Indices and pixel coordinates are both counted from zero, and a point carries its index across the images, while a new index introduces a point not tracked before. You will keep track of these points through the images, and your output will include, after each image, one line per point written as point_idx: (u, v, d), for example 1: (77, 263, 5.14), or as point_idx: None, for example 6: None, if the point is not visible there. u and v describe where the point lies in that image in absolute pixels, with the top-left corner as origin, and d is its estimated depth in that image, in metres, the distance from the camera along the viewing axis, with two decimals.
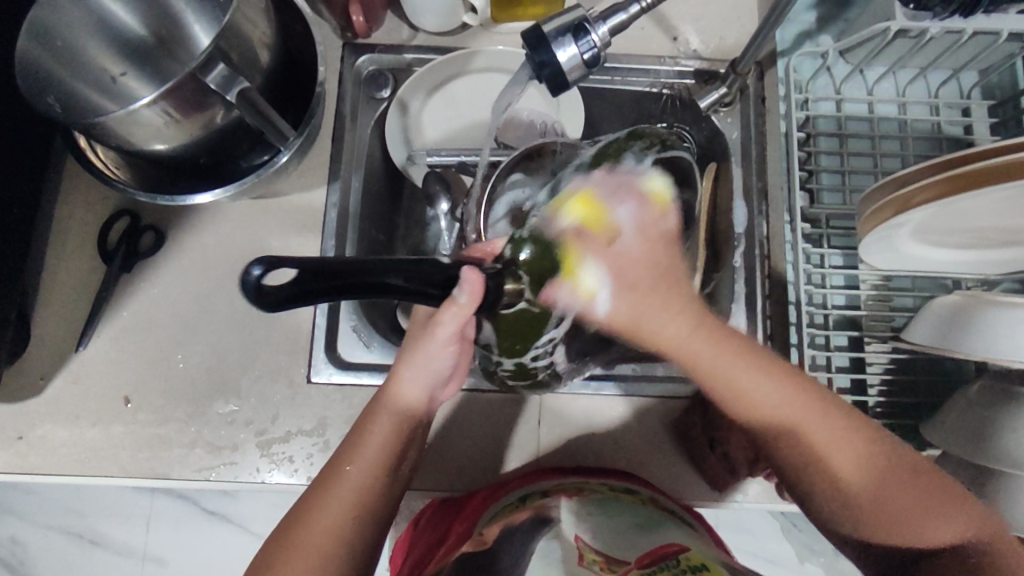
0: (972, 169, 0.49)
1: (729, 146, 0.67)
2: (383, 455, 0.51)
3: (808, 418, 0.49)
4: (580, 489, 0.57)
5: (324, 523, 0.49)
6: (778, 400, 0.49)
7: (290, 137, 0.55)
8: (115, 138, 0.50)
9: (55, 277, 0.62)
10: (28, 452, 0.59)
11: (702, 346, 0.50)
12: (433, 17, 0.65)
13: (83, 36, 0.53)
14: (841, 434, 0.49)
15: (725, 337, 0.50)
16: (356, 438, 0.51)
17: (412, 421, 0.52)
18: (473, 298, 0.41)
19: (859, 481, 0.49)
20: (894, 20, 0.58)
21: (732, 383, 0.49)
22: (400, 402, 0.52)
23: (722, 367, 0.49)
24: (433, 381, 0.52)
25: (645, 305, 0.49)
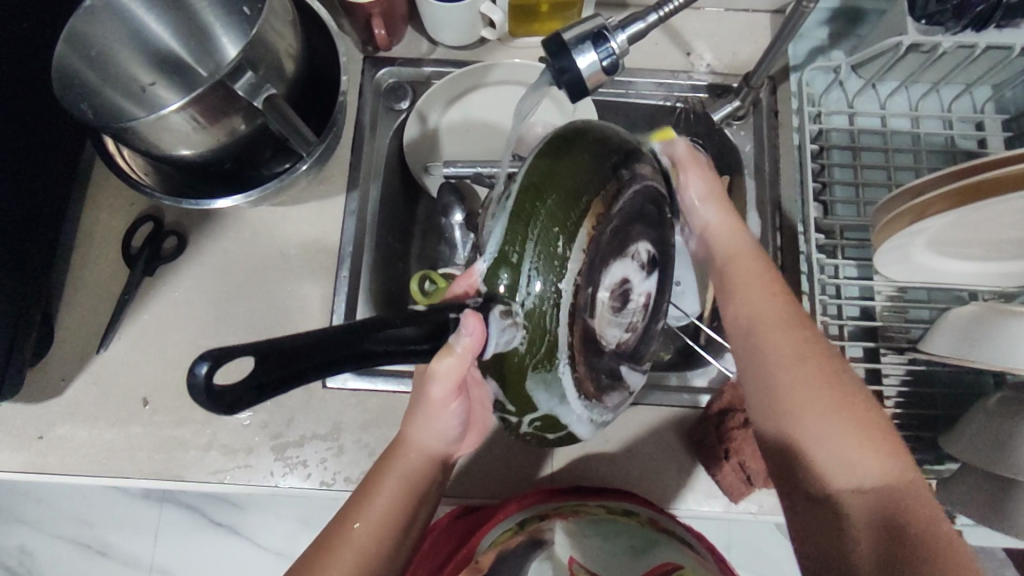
0: (978, 181, 0.50)
1: (742, 159, 0.68)
2: (392, 515, 0.50)
3: (782, 336, 0.49)
4: (576, 512, 0.57)
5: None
6: (785, 352, 0.49)
7: (311, 143, 0.56)
8: (144, 143, 0.51)
9: (79, 280, 0.64)
10: (46, 452, 0.60)
11: (779, 332, 0.50)
12: (453, 32, 0.67)
13: (118, 47, 0.55)
14: (816, 372, 0.47)
15: (802, 325, 0.50)
16: (365, 493, 0.51)
17: (425, 474, 0.52)
18: (475, 346, 0.40)
19: (812, 415, 0.46)
20: (907, 34, 0.59)
21: (764, 364, 0.49)
22: (403, 465, 0.52)
23: (783, 347, 0.49)
24: (442, 441, 0.52)
25: (757, 303, 0.52)
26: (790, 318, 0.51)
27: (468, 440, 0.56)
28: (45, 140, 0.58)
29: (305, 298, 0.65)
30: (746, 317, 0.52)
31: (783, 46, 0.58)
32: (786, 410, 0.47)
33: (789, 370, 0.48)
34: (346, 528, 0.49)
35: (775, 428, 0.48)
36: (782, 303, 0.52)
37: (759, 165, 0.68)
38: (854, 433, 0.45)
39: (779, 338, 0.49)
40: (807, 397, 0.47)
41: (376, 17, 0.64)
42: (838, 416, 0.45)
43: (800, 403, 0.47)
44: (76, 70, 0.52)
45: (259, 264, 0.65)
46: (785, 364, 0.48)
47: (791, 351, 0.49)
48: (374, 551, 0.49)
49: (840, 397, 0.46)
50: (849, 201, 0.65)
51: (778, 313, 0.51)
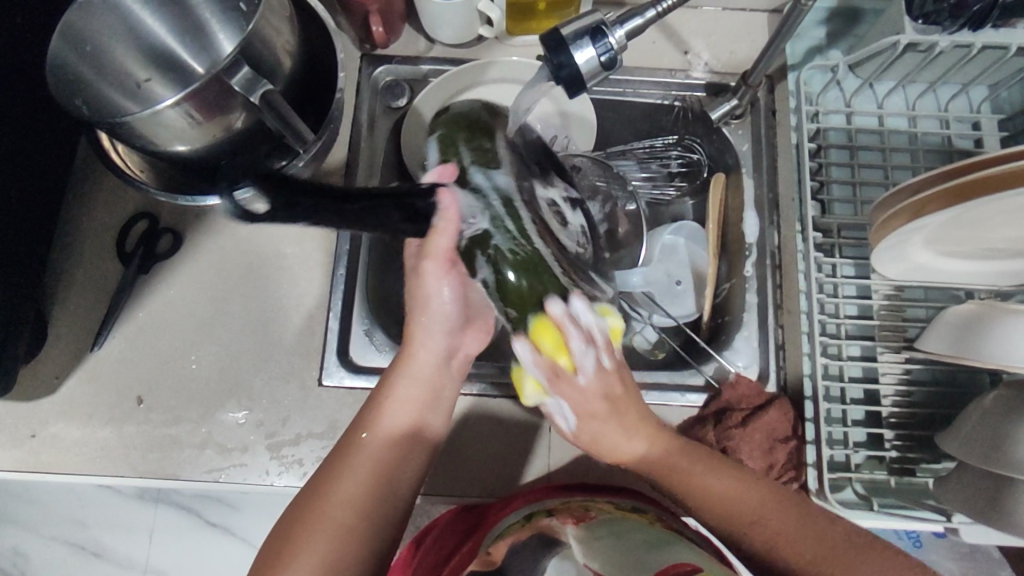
0: (970, 180, 0.50)
1: (740, 158, 0.69)
2: (397, 438, 0.50)
3: (677, 460, 0.51)
4: (586, 509, 0.56)
5: (343, 492, 0.48)
6: (639, 449, 0.50)
7: (309, 140, 0.55)
8: (138, 138, 0.51)
9: (72, 277, 0.63)
10: (39, 450, 0.59)
11: (619, 435, 0.49)
12: (450, 30, 0.66)
13: (113, 41, 0.54)
14: (693, 464, 0.51)
15: (643, 416, 0.50)
16: (376, 401, 0.51)
17: (437, 376, 0.52)
18: (451, 220, 0.45)
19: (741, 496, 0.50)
20: (904, 33, 0.59)
21: (617, 448, 0.50)
22: (401, 379, 0.52)
23: (625, 442, 0.49)
24: (445, 329, 0.52)
25: (602, 428, 0.49)
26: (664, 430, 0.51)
27: (477, 334, 0.56)
28: (40, 138, 0.58)
29: (302, 296, 0.64)
30: (621, 454, 0.50)
31: (781, 46, 0.58)
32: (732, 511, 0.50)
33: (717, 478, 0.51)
34: (358, 439, 0.50)
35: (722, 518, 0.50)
36: (653, 434, 0.51)
37: (757, 165, 0.68)
38: (818, 525, 0.49)
39: (677, 463, 0.50)
40: (732, 500, 0.50)
41: (374, 14, 0.63)
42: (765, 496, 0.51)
43: (721, 501, 0.50)
44: (69, 64, 0.52)
45: (256, 261, 0.65)
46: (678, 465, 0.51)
47: (643, 437, 0.50)
48: (381, 471, 0.49)
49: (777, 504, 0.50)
50: (846, 200, 0.65)
51: (602, 381, 0.47)
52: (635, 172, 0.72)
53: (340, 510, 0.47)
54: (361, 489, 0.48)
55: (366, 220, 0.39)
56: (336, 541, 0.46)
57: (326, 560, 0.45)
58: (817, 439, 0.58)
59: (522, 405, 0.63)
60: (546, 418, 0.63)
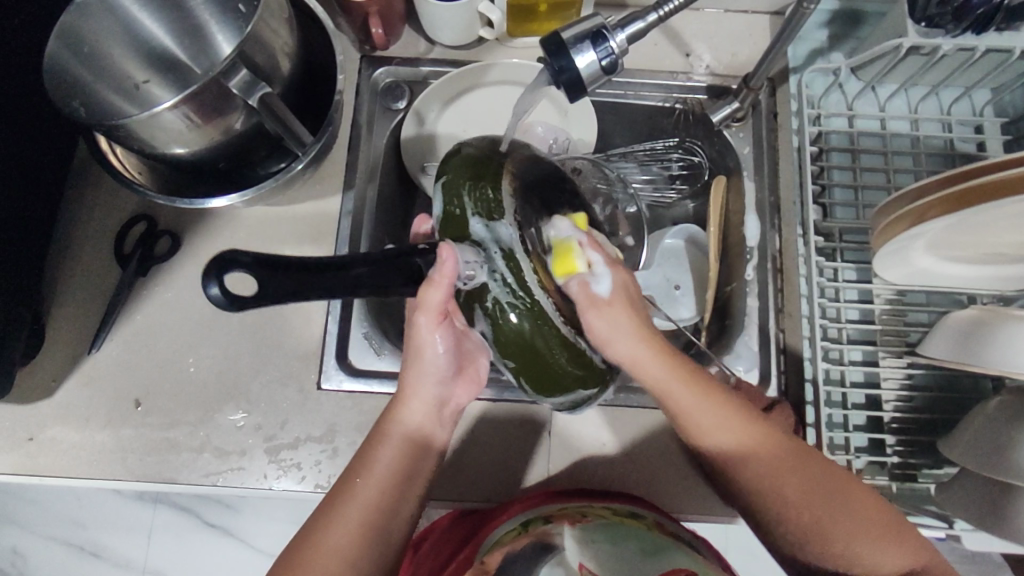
0: (969, 187, 0.50)
1: (741, 160, 0.68)
2: (397, 472, 0.50)
3: (710, 414, 0.49)
4: (584, 514, 0.56)
5: (336, 541, 0.47)
6: (706, 420, 0.49)
7: (307, 143, 0.55)
8: (136, 141, 0.50)
9: (70, 280, 0.63)
10: (37, 453, 0.59)
11: (679, 392, 0.49)
12: (450, 31, 0.66)
13: (112, 44, 0.54)
14: (732, 424, 0.50)
15: (697, 377, 0.49)
16: (367, 451, 0.50)
17: (427, 425, 0.52)
18: (447, 276, 0.42)
19: (775, 476, 0.49)
20: (907, 36, 0.59)
21: (690, 417, 0.50)
22: (399, 425, 0.51)
23: (689, 404, 0.49)
24: (435, 381, 0.51)
25: (642, 357, 0.47)
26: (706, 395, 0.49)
27: (469, 384, 0.54)
28: (38, 139, 0.58)
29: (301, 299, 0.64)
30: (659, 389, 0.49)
31: (783, 49, 0.58)
32: (777, 504, 0.49)
33: (750, 466, 0.50)
34: (349, 486, 0.49)
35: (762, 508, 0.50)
36: (705, 393, 0.49)
37: (758, 168, 0.68)
38: (834, 524, 0.49)
39: (700, 420, 0.49)
40: (770, 486, 0.49)
41: (374, 15, 0.63)
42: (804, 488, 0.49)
43: (761, 489, 0.50)
44: (66, 65, 0.51)
45: None
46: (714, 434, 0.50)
47: (707, 405, 0.49)
48: (379, 505, 0.49)
49: (809, 481, 0.49)
50: (848, 204, 0.65)
51: (636, 332, 0.46)
52: (635, 175, 0.73)
53: (341, 558, 0.46)
54: (352, 538, 0.47)
55: (337, 273, 0.41)
56: None
57: None
58: (818, 444, 0.58)
59: (521, 410, 0.62)
60: (546, 423, 0.62)
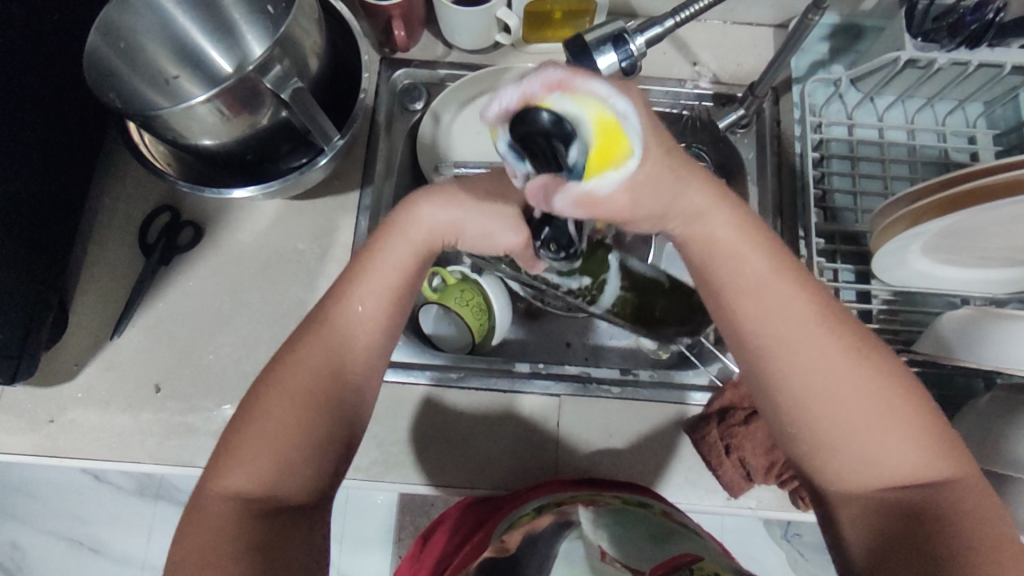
0: (959, 192, 0.52)
1: (745, 165, 0.71)
2: (346, 317, 0.49)
3: (787, 295, 0.45)
4: (594, 500, 0.58)
5: (298, 380, 0.47)
6: (782, 295, 0.46)
7: (334, 139, 0.57)
8: (170, 131, 0.52)
9: (94, 267, 0.65)
10: (57, 436, 0.60)
11: (754, 261, 0.46)
12: (468, 36, 0.69)
13: (147, 39, 0.56)
14: (805, 318, 0.45)
15: (778, 248, 0.47)
16: (355, 275, 0.50)
17: (417, 274, 0.51)
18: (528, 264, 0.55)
19: (836, 374, 0.45)
20: (904, 50, 0.62)
21: (762, 294, 0.46)
22: (392, 256, 0.50)
23: (762, 277, 0.46)
24: (464, 233, 0.51)
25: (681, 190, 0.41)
26: (786, 285, 0.46)
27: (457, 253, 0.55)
28: (69, 130, 0.60)
29: (318, 291, 0.66)
30: (733, 262, 0.46)
31: (787, 58, 0.60)
32: (824, 413, 0.45)
33: (811, 355, 0.45)
34: (331, 312, 0.49)
35: (803, 418, 0.45)
36: (782, 263, 0.46)
37: (761, 173, 0.70)
38: (886, 428, 0.44)
39: (774, 301, 0.45)
40: (821, 382, 0.45)
41: (396, 19, 0.66)
42: (868, 391, 0.44)
43: (819, 393, 0.45)
44: (102, 56, 0.54)
45: (274, 256, 0.67)
46: (784, 317, 0.45)
47: (779, 285, 0.46)
48: (346, 345, 0.49)
49: (880, 387, 0.44)
50: (847, 208, 0.68)
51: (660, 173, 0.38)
52: None
53: (284, 409, 0.46)
54: (312, 382, 0.47)
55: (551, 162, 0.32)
56: (290, 435, 0.46)
57: (276, 458, 0.45)
58: None
59: (531, 400, 0.65)
60: (554, 412, 0.64)
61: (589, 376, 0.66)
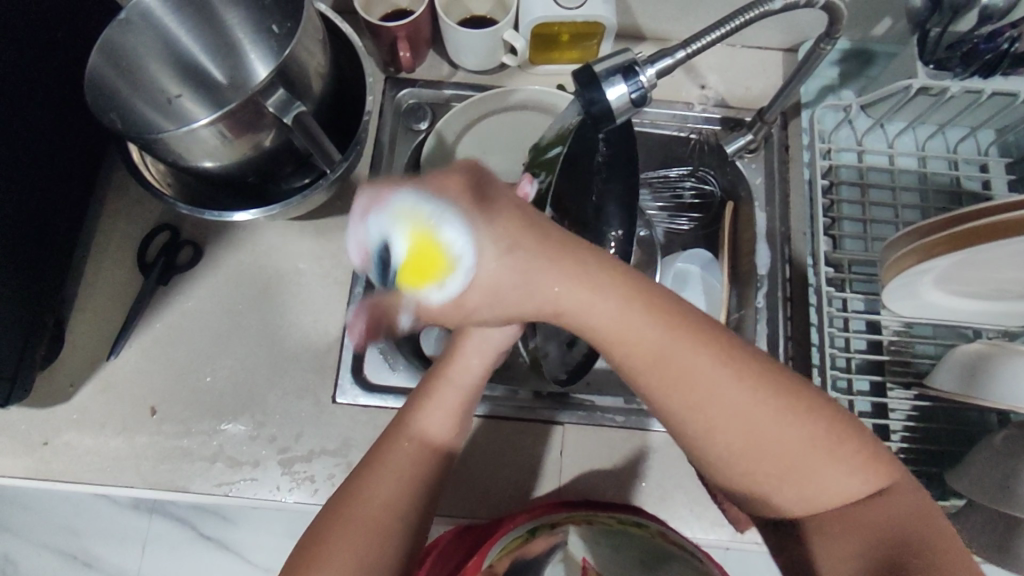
0: (968, 229, 0.52)
1: (753, 190, 0.70)
2: (420, 454, 0.49)
3: (684, 344, 0.38)
4: (589, 522, 0.56)
5: (380, 496, 0.47)
6: (659, 342, 0.38)
7: (336, 161, 0.57)
8: (170, 153, 0.51)
9: (91, 286, 0.64)
10: (50, 458, 0.59)
11: (633, 309, 0.38)
12: (474, 57, 0.68)
13: (149, 58, 0.56)
14: (714, 367, 0.38)
15: (623, 273, 0.38)
16: (421, 399, 0.51)
17: (469, 400, 0.53)
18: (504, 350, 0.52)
19: (751, 420, 0.38)
20: (916, 78, 0.61)
21: (643, 346, 0.38)
22: (428, 413, 0.51)
23: (636, 325, 0.38)
24: (489, 352, 0.52)
25: (524, 238, 0.37)
26: (672, 336, 0.38)
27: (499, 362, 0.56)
28: (68, 148, 0.59)
29: (319, 312, 0.65)
30: (604, 325, 0.38)
31: (798, 85, 0.60)
32: (758, 467, 0.39)
33: (716, 405, 0.38)
34: (398, 438, 0.49)
35: (732, 474, 0.40)
36: (618, 281, 0.38)
37: (769, 199, 0.70)
38: (814, 461, 0.39)
39: (665, 350, 0.38)
40: (742, 431, 0.39)
41: (402, 40, 0.65)
42: (787, 430, 0.39)
43: (733, 451, 0.39)
44: (105, 79, 0.53)
45: (274, 277, 0.66)
46: (685, 373, 0.38)
47: (669, 333, 0.38)
48: (417, 466, 0.48)
49: (795, 419, 0.39)
50: (857, 236, 0.67)
51: (509, 227, 0.36)
52: (650, 202, 0.72)
53: (362, 535, 0.45)
54: (393, 494, 0.47)
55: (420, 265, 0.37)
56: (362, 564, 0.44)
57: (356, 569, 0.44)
58: None
59: (534, 428, 0.63)
60: (557, 441, 0.63)
61: (592, 403, 0.64)
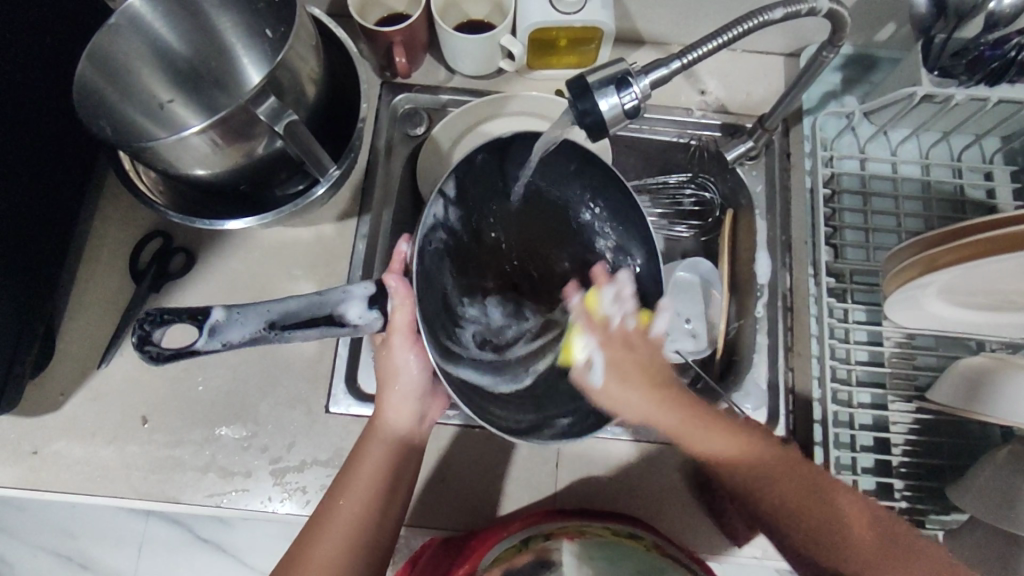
0: (972, 241, 0.51)
1: (753, 198, 0.69)
2: (356, 511, 0.52)
3: (703, 433, 0.51)
4: (582, 532, 0.56)
5: (321, 556, 0.51)
6: (705, 443, 0.51)
7: (329, 170, 0.56)
8: (160, 162, 0.51)
9: (83, 294, 0.63)
10: (40, 467, 0.59)
11: (667, 411, 0.51)
12: (471, 62, 0.67)
13: (138, 64, 0.55)
14: (741, 445, 0.52)
15: (664, 386, 0.52)
16: (351, 465, 0.54)
17: (408, 445, 0.55)
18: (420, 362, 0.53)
19: (774, 487, 0.51)
20: (921, 85, 0.60)
21: (688, 442, 0.51)
22: (385, 427, 0.54)
23: (673, 421, 0.51)
24: (413, 396, 0.55)
25: (630, 368, 0.51)
26: (686, 426, 0.51)
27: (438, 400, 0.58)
28: (58, 154, 0.59)
29: None
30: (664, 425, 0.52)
31: (800, 92, 0.58)
32: (788, 516, 0.51)
33: (759, 478, 0.51)
34: (334, 502, 0.53)
35: (780, 524, 0.51)
36: (659, 392, 0.51)
37: (770, 206, 0.69)
38: (839, 515, 0.50)
39: (694, 434, 0.51)
40: (776, 492, 0.51)
41: (398, 45, 0.64)
42: (783, 488, 0.51)
43: (801, 540, 0.51)
44: (93, 85, 0.52)
45: (266, 284, 0.65)
46: (731, 458, 0.51)
47: (686, 420, 0.51)
48: (359, 515, 0.52)
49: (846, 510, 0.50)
50: (859, 246, 0.66)
51: (615, 355, 0.51)
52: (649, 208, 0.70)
53: None
54: (335, 552, 0.51)
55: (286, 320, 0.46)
56: None
57: None
58: None
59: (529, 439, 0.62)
60: (552, 453, 0.62)
61: None
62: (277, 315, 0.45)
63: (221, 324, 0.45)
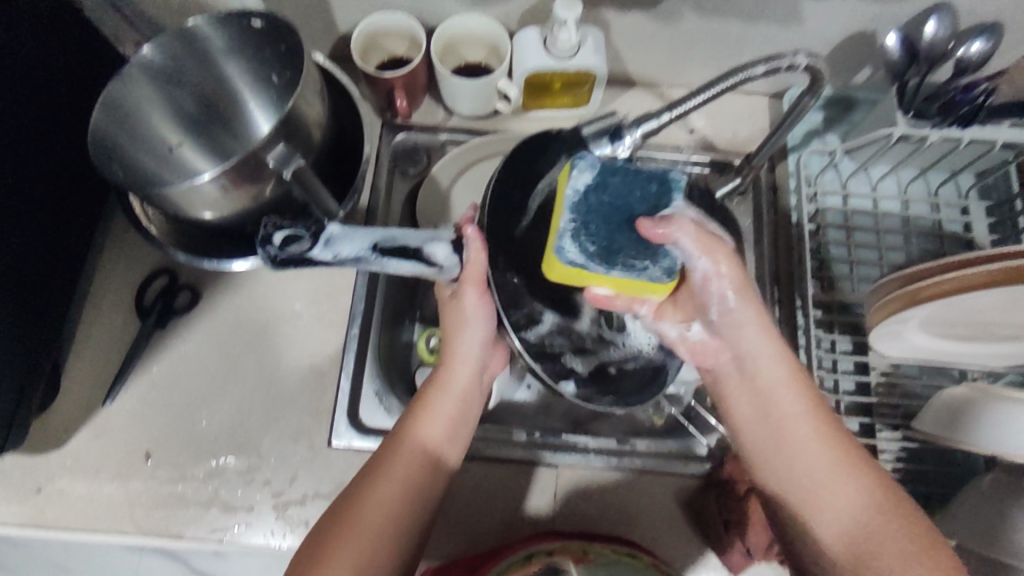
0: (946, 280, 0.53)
1: (741, 231, 0.72)
2: (424, 456, 0.53)
3: (801, 409, 0.51)
4: (585, 552, 0.56)
5: (380, 499, 0.50)
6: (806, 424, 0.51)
7: (334, 210, 0.58)
8: (170, 205, 0.53)
9: (89, 330, 0.64)
10: (43, 506, 0.59)
11: (773, 372, 0.52)
12: (467, 103, 0.70)
13: (148, 111, 0.58)
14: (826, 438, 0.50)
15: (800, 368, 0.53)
16: (411, 417, 0.55)
17: (472, 400, 0.57)
18: (480, 316, 0.55)
19: (851, 486, 0.48)
20: (897, 126, 0.63)
21: (790, 422, 0.51)
22: (443, 394, 0.55)
23: (787, 399, 0.52)
24: (482, 353, 0.57)
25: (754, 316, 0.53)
26: (794, 382, 0.52)
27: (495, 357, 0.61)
28: (67, 196, 0.61)
29: (315, 354, 0.66)
30: (786, 415, 0.51)
31: (784, 133, 0.61)
32: (839, 509, 0.47)
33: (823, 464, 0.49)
34: (394, 445, 0.53)
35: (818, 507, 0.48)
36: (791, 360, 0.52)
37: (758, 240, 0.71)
38: (882, 524, 0.46)
39: (784, 407, 0.51)
40: (839, 486, 0.48)
41: (399, 88, 0.67)
42: (858, 486, 0.48)
43: (836, 515, 0.47)
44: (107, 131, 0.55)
45: (271, 319, 0.67)
46: (802, 442, 0.50)
47: (809, 407, 0.51)
48: (423, 459, 0.53)
49: (890, 518, 0.46)
50: (844, 277, 0.68)
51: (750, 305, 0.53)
52: None
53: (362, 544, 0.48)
54: (397, 493, 0.51)
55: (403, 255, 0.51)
56: (372, 548, 0.48)
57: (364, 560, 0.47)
58: None
59: (528, 470, 0.64)
60: (550, 480, 0.64)
61: (586, 446, 0.65)
62: (382, 238, 0.51)
63: (335, 237, 0.51)
